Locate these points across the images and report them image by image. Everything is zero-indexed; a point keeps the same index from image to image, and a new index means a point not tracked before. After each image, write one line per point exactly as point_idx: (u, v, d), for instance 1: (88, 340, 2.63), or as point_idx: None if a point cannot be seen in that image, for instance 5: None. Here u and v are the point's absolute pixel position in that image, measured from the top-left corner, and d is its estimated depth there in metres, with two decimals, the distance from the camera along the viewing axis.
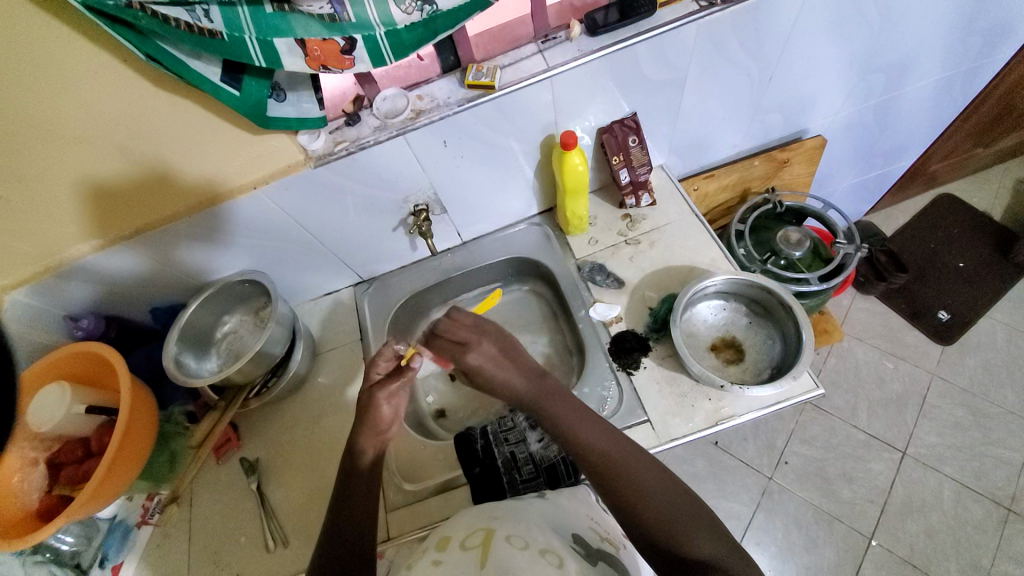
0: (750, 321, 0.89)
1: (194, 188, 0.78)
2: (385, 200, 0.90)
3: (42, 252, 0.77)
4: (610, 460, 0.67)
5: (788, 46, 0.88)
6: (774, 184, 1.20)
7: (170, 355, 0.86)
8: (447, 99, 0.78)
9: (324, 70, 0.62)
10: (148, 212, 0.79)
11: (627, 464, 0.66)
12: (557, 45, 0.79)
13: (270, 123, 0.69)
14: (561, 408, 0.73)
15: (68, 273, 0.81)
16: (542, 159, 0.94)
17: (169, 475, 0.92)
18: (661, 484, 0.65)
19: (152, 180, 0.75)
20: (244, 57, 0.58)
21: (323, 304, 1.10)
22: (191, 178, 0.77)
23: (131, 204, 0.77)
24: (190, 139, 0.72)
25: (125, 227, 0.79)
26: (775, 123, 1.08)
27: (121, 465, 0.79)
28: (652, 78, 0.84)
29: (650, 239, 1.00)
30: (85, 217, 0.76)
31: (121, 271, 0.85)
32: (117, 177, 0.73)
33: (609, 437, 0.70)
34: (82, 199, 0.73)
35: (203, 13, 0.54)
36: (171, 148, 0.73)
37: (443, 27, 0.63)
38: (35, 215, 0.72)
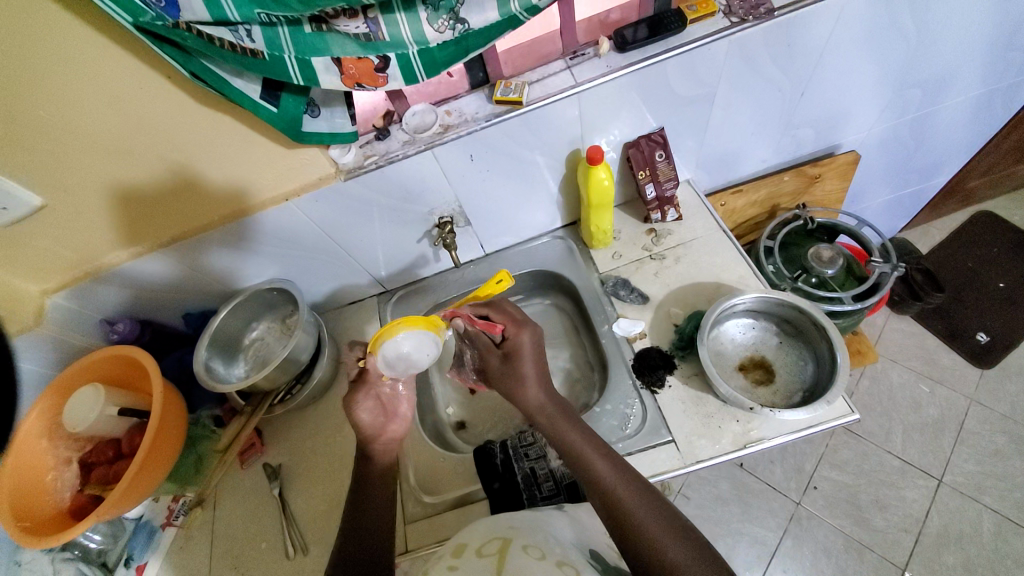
0: (781, 341, 0.86)
1: (226, 199, 0.80)
2: (411, 212, 0.91)
3: (83, 258, 0.81)
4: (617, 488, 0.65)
5: (821, 61, 0.86)
6: (804, 200, 1.17)
7: (200, 359, 0.88)
8: (475, 114, 0.79)
9: (357, 87, 0.64)
10: (180, 222, 0.81)
11: (633, 498, 0.64)
12: (585, 61, 0.80)
13: (304, 138, 0.71)
14: (574, 436, 0.72)
15: (104, 279, 0.84)
16: (568, 173, 0.94)
17: (196, 479, 0.93)
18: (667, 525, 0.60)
19: (187, 191, 0.77)
20: (282, 75, 0.60)
21: (347, 312, 1.11)
22: (225, 187, 0.79)
23: (166, 213, 0.80)
24: (222, 152, 0.75)
25: (159, 235, 0.82)
26: (806, 137, 1.05)
27: (149, 466, 0.80)
28: (680, 93, 0.84)
29: (675, 254, 0.99)
30: (121, 225, 0.79)
31: (155, 276, 0.88)
32: (154, 185, 0.76)
33: (617, 469, 0.68)
34: (120, 209, 0.76)
35: (245, 33, 0.55)
36: (207, 158, 0.75)
37: (475, 44, 0.64)
38: (75, 223, 0.76)
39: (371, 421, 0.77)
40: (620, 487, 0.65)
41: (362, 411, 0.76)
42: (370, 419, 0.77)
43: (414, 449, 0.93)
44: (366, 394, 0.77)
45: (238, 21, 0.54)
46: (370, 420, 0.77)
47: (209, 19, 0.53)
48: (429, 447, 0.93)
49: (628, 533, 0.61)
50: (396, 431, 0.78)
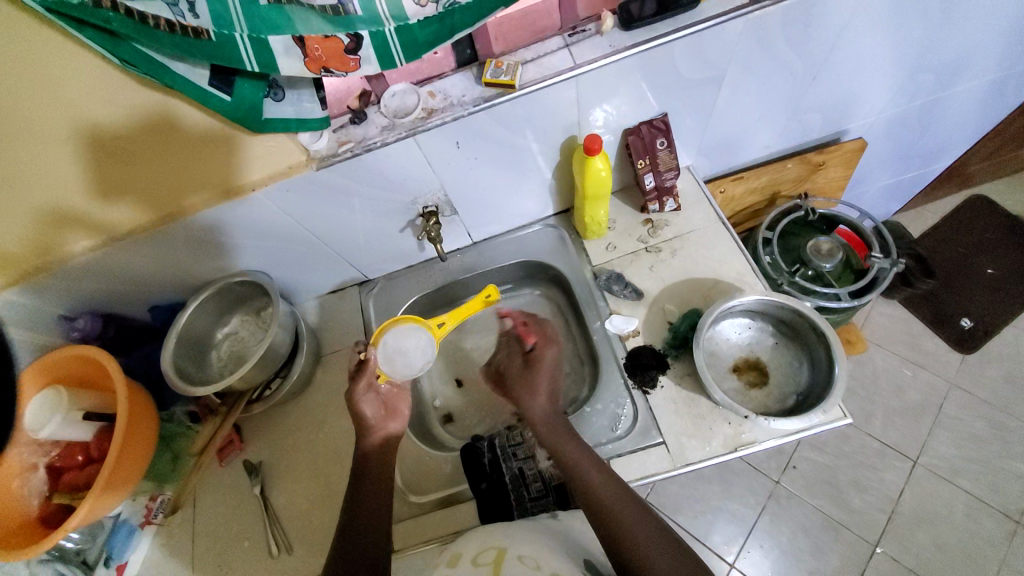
0: (777, 341, 0.83)
1: (203, 178, 0.72)
2: (394, 202, 0.84)
3: (42, 225, 0.70)
4: (614, 505, 0.65)
5: (837, 44, 0.79)
6: (806, 188, 1.13)
7: (169, 360, 0.82)
8: (462, 96, 0.70)
9: (325, 72, 0.55)
10: (159, 189, 0.71)
11: (642, 520, 0.63)
12: (584, 39, 0.71)
13: (267, 127, 0.62)
14: (573, 453, 0.71)
15: (69, 238, 0.73)
16: (562, 161, 0.87)
17: (173, 474, 0.91)
18: (661, 544, 0.61)
19: (164, 149, 0.67)
20: (233, 59, 0.51)
21: (327, 302, 1.06)
22: (183, 179, 0.71)
23: (142, 178, 0.69)
24: (176, 141, 0.67)
25: (135, 201, 0.72)
26: (812, 122, 0.99)
27: (119, 474, 0.77)
28: (687, 77, 0.77)
29: (672, 247, 0.94)
30: (88, 189, 0.68)
31: (126, 245, 0.78)
32: (100, 180, 0.67)
33: (617, 490, 0.66)
34: (88, 169, 0.66)
35: (187, 8, 0.47)
36: (159, 149, 0.67)
37: (460, 24, 0.56)
38: (32, 182, 0.64)
39: (372, 414, 0.77)
40: (626, 509, 0.64)
41: (362, 404, 0.77)
42: (372, 412, 0.78)
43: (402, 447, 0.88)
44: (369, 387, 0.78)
45: None
46: (371, 413, 0.77)
47: None
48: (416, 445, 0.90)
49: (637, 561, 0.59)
50: (384, 424, 0.78)
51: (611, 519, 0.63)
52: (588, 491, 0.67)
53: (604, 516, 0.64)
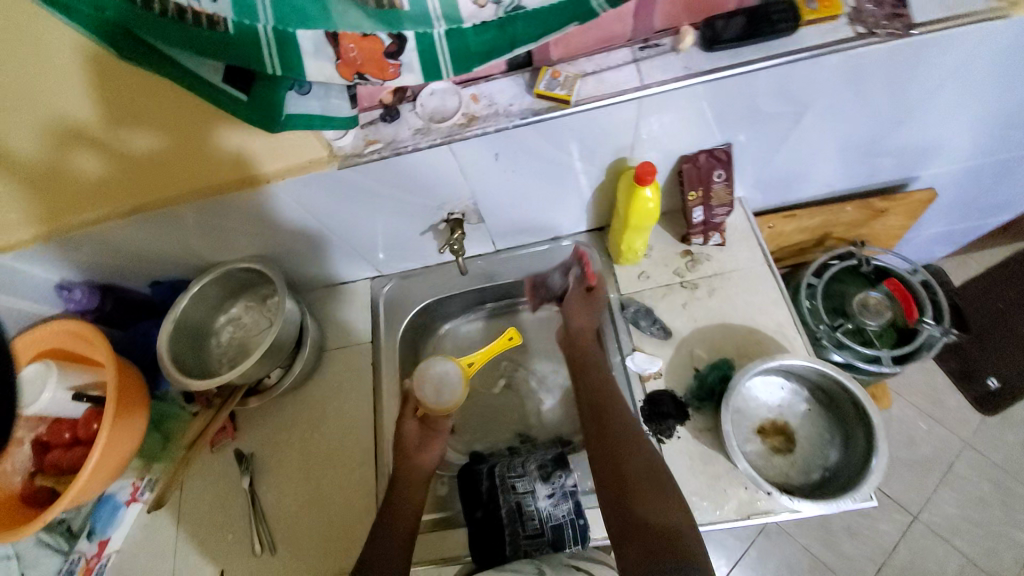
0: (809, 408, 0.77)
1: (218, 164, 0.66)
2: (418, 206, 0.77)
3: (43, 192, 0.65)
4: (612, 427, 0.76)
5: (937, 91, 0.70)
6: (861, 233, 1.04)
7: (167, 348, 0.78)
8: (509, 106, 0.63)
9: (358, 78, 0.47)
10: (186, 114, 0.58)
11: (626, 435, 0.74)
12: (657, 56, 0.63)
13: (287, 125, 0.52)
14: (591, 380, 0.83)
15: (71, 189, 0.65)
16: (605, 182, 0.79)
17: (162, 454, 0.88)
18: (643, 467, 0.70)
19: (179, 134, 0.60)
20: (253, 54, 0.43)
21: (335, 293, 1.00)
22: (196, 163, 0.65)
23: (163, 97, 0.55)
24: (189, 126, 0.60)
25: (146, 160, 0.63)
26: (884, 166, 0.90)
27: (103, 465, 0.72)
28: (762, 109, 0.68)
29: (709, 285, 0.87)
30: (99, 101, 0.55)
31: (143, 170, 0.65)
32: (106, 156, 0.62)
33: (616, 409, 0.78)
34: (96, 75, 0.52)
35: None
36: (171, 133, 0.60)
37: (524, 38, 0.48)
38: (30, 79, 0.51)
39: (411, 434, 0.85)
40: (618, 423, 0.76)
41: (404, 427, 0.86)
42: (411, 432, 0.85)
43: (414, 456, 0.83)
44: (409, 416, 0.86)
45: None
46: (410, 437, 0.85)
47: None
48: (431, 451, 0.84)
49: (606, 459, 0.73)
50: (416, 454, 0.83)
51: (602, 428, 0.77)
52: (592, 401, 0.80)
53: (595, 426, 0.78)
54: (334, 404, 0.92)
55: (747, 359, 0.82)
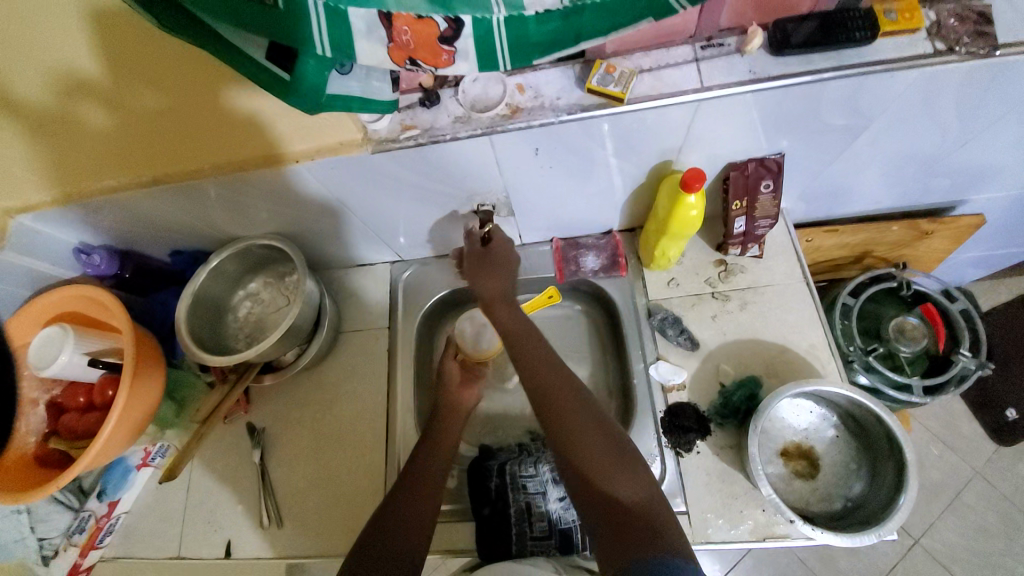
0: (837, 435, 0.75)
1: (240, 139, 0.64)
2: (448, 195, 0.75)
3: (68, 160, 0.65)
4: (551, 396, 0.63)
5: (1014, 114, 0.65)
6: (903, 254, 0.99)
7: (184, 322, 0.78)
8: (555, 100, 0.59)
9: (410, 64, 0.43)
10: (189, 65, 0.56)
11: (567, 400, 0.63)
12: (719, 56, 0.59)
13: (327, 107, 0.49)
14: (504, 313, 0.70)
15: (97, 159, 0.66)
16: (645, 184, 0.76)
17: (177, 419, 0.86)
18: (593, 434, 0.61)
19: (193, 104, 0.60)
20: (298, 35, 0.38)
21: (354, 275, 0.99)
22: (217, 136, 0.64)
23: (166, 41, 0.55)
24: (203, 97, 0.60)
25: (160, 129, 0.63)
26: (939, 188, 0.85)
27: (120, 429, 0.73)
28: (823, 119, 0.63)
29: (741, 298, 0.84)
30: (108, 50, 0.56)
31: (150, 132, 0.63)
32: (121, 124, 0.62)
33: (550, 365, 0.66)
34: (100, 26, 0.54)
35: None
36: (184, 102, 0.60)
37: (590, 29, 0.44)
38: (40, 19, 0.53)
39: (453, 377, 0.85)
40: (559, 385, 0.64)
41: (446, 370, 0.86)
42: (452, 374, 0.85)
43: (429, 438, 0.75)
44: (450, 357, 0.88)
45: None
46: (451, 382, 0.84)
47: None
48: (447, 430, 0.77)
49: (554, 434, 0.62)
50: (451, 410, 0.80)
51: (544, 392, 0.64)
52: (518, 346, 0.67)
53: (538, 398, 0.65)
54: (349, 386, 0.91)
55: (775, 378, 0.79)
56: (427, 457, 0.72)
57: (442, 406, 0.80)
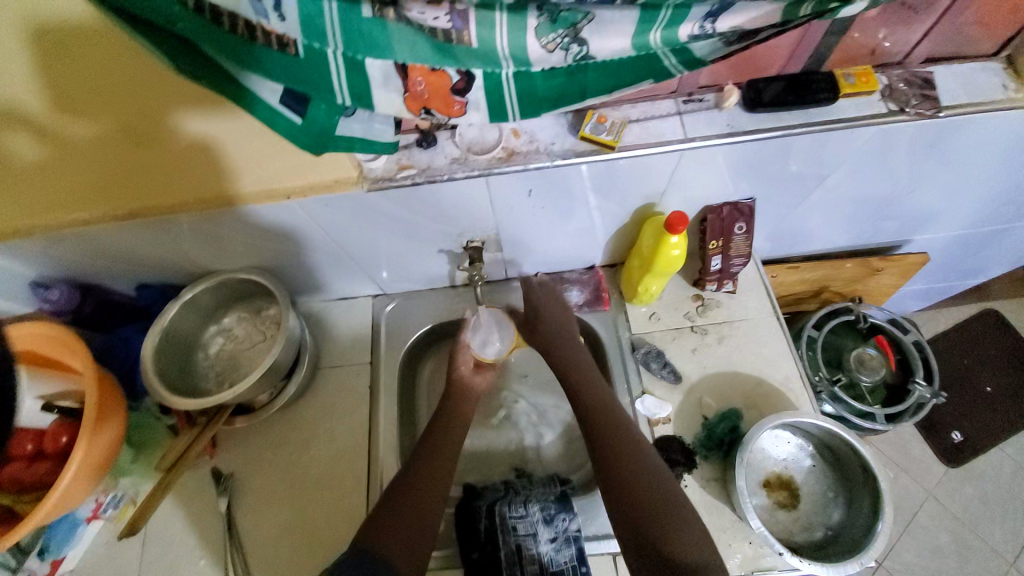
0: (814, 464, 0.78)
1: (205, 173, 0.62)
2: (439, 232, 0.75)
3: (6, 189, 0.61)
4: (619, 433, 0.71)
5: (950, 165, 0.73)
6: (857, 289, 1.07)
7: (152, 363, 0.73)
8: (550, 145, 0.62)
9: (425, 112, 0.46)
10: (138, 97, 0.52)
11: (632, 460, 0.68)
12: (699, 110, 0.64)
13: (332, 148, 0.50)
14: (565, 353, 0.81)
15: (36, 189, 0.61)
16: (628, 225, 0.80)
17: (133, 467, 0.79)
18: (655, 479, 0.67)
19: (152, 139, 0.58)
20: (320, 81, 0.41)
21: (334, 309, 0.96)
22: (181, 171, 0.62)
23: (116, 70, 0.50)
24: (166, 133, 0.57)
25: (118, 159, 0.60)
26: (887, 229, 0.93)
27: (78, 483, 0.66)
28: (790, 168, 0.69)
29: (718, 332, 0.88)
30: (50, 81, 0.51)
31: (100, 161, 0.60)
32: (71, 154, 0.58)
33: (617, 424, 0.72)
34: (40, 54, 0.48)
35: (273, 5, 0.36)
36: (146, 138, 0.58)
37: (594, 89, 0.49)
38: None
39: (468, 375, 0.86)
40: (623, 437, 0.71)
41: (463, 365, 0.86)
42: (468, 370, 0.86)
43: (420, 466, 0.73)
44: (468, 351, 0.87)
45: None
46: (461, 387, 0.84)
47: None
48: (434, 462, 0.73)
49: (612, 469, 0.68)
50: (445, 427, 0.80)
51: (612, 448, 0.70)
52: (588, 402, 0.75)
53: (601, 431, 0.72)
54: (328, 426, 0.87)
55: (754, 410, 0.82)
56: (418, 488, 0.70)
57: (432, 435, 0.78)
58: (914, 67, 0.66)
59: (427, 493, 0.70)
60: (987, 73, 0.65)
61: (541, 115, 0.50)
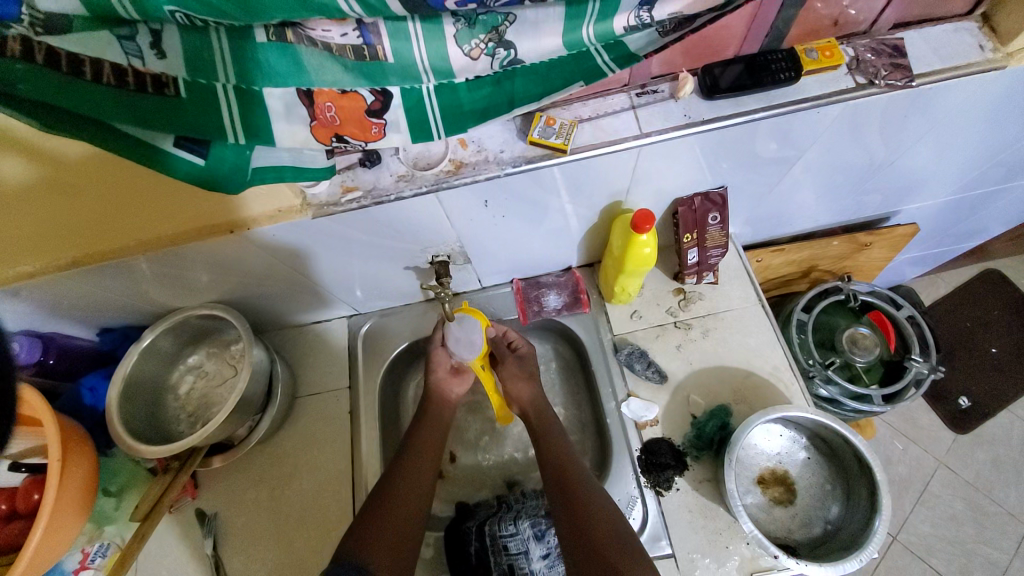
0: (809, 457, 0.76)
1: (169, 218, 0.61)
2: (400, 249, 0.72)
3: None
4: (565, 465, 0.72)
5: (927, 134, 0.70)
6: (846, 265, 1.03)
7: (118, 412, 0.71)
8: (500, 153, 0.59)
9: (337, 139, 0.46)
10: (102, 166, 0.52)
11: (588, 495, 0.68)
12: (654, 102, 0.61)
13: (253, 181, 0.48)
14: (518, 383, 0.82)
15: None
16: (598, 225, 0.77)
17: (116, 515, 0.76)
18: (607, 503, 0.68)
19: (119, 194, 0.57)
20: (213, 112, 0.40)
21: (307, 334, 0.93)
22: (140, 218, 0.60)
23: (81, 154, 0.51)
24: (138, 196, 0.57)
25: (86, 214, 0.58)
26: (870, 203, 0.90)
27: (55, 533, 0.64)
28: (759, 152, 0.66)
29: (703, 325, 0.85)
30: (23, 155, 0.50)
31: (71, 220, 0.58)
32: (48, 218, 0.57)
33: (583, 484, 0.69)
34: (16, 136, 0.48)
35: (151, 40, 0.37)
36: (117, 200, 0.57)
37: (523, 91, 0.47)
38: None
39: (448, 390, 0.83)
40: (570, 466, 0.72)
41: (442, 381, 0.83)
42: (446, 384, 0.83)
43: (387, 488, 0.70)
44: (447, 362, 0.84)
45: (136, 18, 0.35)
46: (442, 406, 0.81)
47: (84, 11, 0.34)
48: (416, 482, 0.71)
49: (560, 497, 0.69)
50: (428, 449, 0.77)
51: (571, 506, 0.67)
52: (553, 457, 0.73)
53: (549, 466, 0.73)
54: (310, 456, 0.85)
55: (744, 404, 0.80)
56: (395, 510, 0.67)
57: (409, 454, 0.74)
58: (882, 35, 0.62)
59: (403, 512, 0.68)
60: (961, 33, 0.61)
61: (471, 129, 0.49)
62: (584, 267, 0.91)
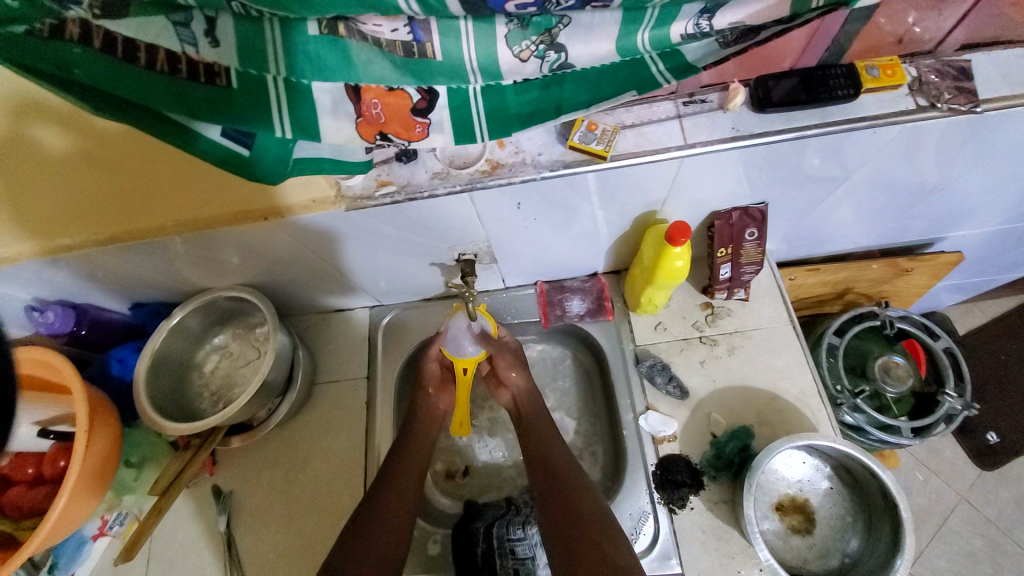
0: (831, 486, 0.74)
1: (212, 204, 0.62)
2: (426, 245, 0.72)
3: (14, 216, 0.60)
4: (562, 468, 0.70)
5: (990, 160, 0.65)
6: (883, 290, 0.99)
7: (145, 386, 0.73)
8: (538, 156, 0.58)
9: (381, 136, 0.45)
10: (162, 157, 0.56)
11: (588, 494, 0.66)
12: (702, 112, 0.59)
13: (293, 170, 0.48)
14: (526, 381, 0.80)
15: (52, 222, 0.61)
16: (629, 233, 0.75)
17: (138, 484, 0.79)
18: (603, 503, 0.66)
19: (171, 182, 0.59)
20: (261, 103, 0.40)
21: (330, 322, 0.94)
22: (179, 202, 0.61)
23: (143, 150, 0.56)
24: (187, 186, 0.60)
25: (131, 198, 0.60)
26: (916, 227, 0.86)
27: (77, 500, 0.66)
28: (805, 169, 0.63)
29: (729, 342, 0.82)
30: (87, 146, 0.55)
31: (116, 200, 0.60)
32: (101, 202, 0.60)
33: (584, 488, 0.67)
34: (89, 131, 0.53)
35: (206, 29, 0.37)
36: (167, 191, 0.61)
37: (570, 94, 0.46)
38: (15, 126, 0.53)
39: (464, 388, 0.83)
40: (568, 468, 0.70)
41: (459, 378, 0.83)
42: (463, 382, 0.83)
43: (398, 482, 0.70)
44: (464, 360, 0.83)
45: (192, 5, 0.35)
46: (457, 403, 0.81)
47: None
48: None
49: (556, 495, 0.67)
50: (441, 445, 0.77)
51: (568, 505, 0.66)
52: (550, 460, 0.72)
53: (545, 466, 0.71)
54: (324, 442, 0.86)
55: (766, 427, 0.77)
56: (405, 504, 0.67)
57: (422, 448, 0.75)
58: (949, 55, 0.59)
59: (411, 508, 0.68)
60: None
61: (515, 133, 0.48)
62: (611, 273, 0.89)
